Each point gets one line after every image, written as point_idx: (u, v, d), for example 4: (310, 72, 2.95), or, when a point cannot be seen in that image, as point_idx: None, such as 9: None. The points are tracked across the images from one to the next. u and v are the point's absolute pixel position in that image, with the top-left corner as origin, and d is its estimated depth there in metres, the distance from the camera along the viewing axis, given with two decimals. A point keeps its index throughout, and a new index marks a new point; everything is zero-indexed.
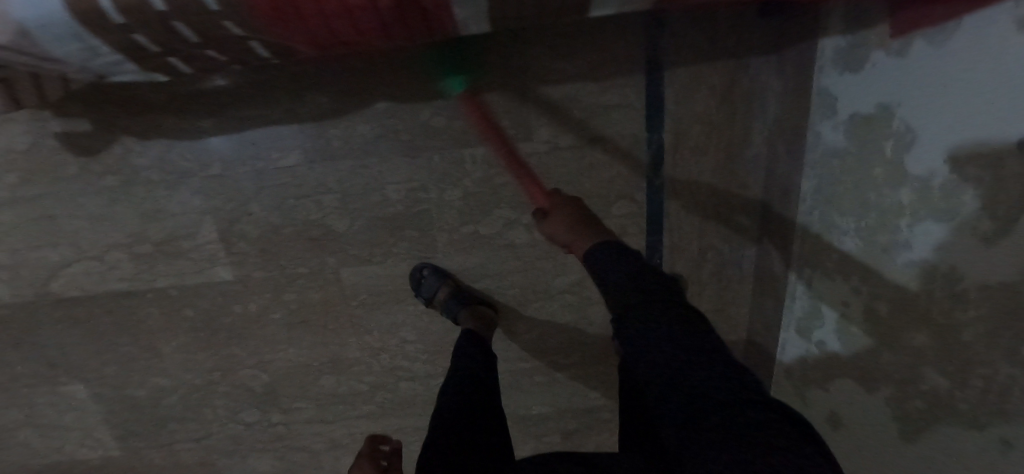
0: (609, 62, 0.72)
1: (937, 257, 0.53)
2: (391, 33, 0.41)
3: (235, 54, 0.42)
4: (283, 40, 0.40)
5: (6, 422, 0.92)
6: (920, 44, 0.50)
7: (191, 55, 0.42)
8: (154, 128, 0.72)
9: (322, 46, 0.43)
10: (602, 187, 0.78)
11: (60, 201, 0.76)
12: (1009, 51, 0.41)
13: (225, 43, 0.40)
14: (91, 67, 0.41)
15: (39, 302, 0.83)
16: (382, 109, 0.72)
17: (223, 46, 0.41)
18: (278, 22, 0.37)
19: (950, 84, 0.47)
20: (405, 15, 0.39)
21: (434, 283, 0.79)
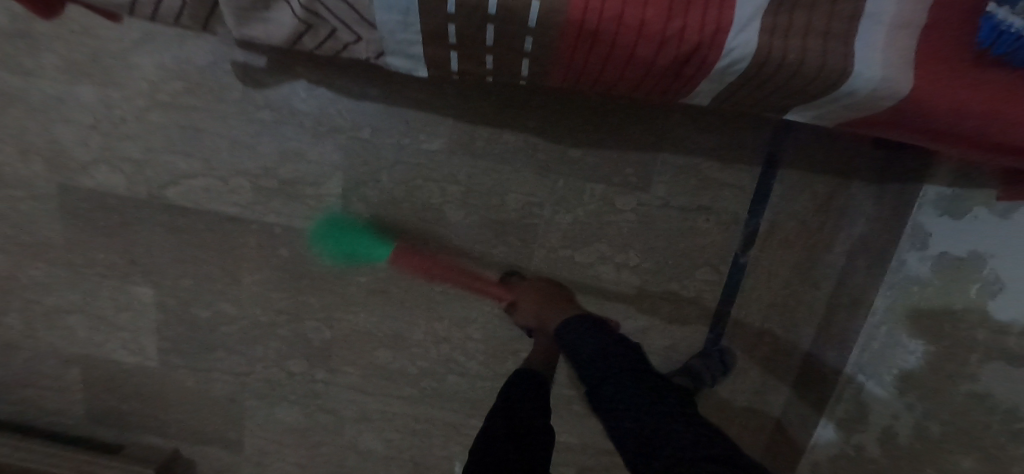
0: (736, 146, 0.80)
1: (1000, 395, 0.60)
2: (638, 81, 0.49)
3: (503, 57, 0.49)
4: (553, 58, 0.48)
5: (61, 304, 0.93)
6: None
7: (465, 52, 0.49)
8: (323, 81, 0.79)
9: (572, 72, 0.50)
10: (694, 251, 0.86)
11: (213, 118, 0.82)
12: None
13: (509, 47, 0.47)
14: (387, 41, 0.47)
15: (148, 201, 0.86)
16: (531, 126, 0.79)
17: (500, 52, 0.48)
18: (570, 44, 0.45)
19: None
20: (663, 74, 0.47)
21: (518, 290, 0.84)
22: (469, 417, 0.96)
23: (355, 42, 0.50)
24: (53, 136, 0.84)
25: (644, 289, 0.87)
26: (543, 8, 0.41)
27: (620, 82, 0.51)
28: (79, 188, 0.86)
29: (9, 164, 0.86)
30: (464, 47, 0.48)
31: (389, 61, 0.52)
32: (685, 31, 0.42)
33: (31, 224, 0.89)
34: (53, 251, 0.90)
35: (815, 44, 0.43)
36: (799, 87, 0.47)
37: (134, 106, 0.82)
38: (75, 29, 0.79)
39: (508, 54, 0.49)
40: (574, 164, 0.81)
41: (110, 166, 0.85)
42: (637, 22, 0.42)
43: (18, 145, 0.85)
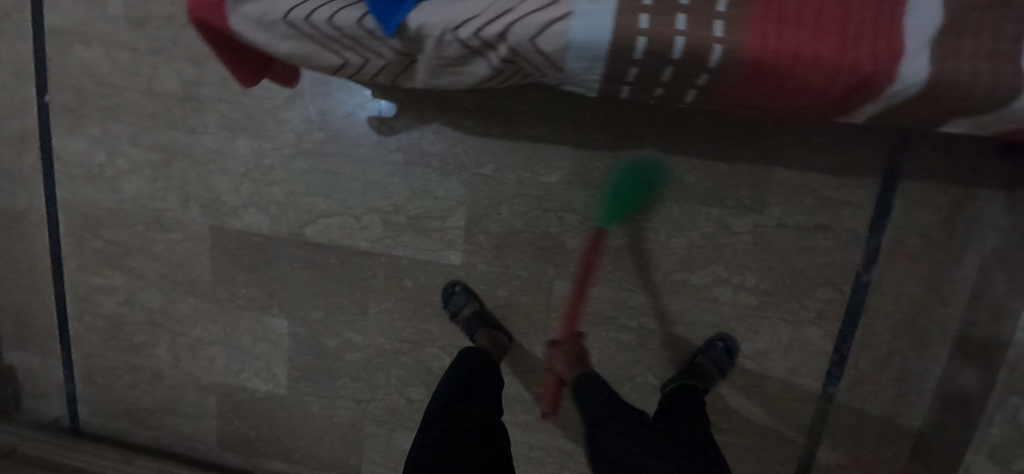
0: (852, 165, 0.81)
1: None
2: (801, 109, 0.55)
3: (673, 93, 0.56)
4: (723, 94, 0.54)
5: (205, 335, 1.01)
6: None
7: (637, 89, 0.56)
8: (451, 125, 0.86)
9: (737, 104, 0.57)
10: (814, 271, 0.85)
11: (350, 162, 0.91)
12: None
13: (680, 85, 0.54)
14: (573, 78, 0.54)
15: (289, 239, 0.95)
16: (646, 156, 0.84)
17: (671, 88, 0.54)
18: (743, 82, 0.51)
19: None
20: (827, 101, 0.52)
21: (462, 300, 0.90)
22: (583, 444, 0.96)
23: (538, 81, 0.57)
24: (210, 184, 0.95)
25: (762, 310, 0.87)
26: (725, 49, 0.47)
27: (779, 108, 0.56)
28: (229, 229, 0.96)
29: (170, 210, 0.97)
30: (643, 82, 0.54)
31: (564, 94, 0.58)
32: (859, 61, 0.46)
33: (185, 262, 0.99)
34: (202, 286, 0.99)
35: (968, 64, 0.47)
36: (964, 105, 0.50)
37: (281, 154, 0.92)
38: (235, 91, 0.91)
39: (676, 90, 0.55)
40: (689, 190, 0.84)
41: (257, 209, 0.95)
42: (811, 55, 0.47)
43: (180, 193, 0.96)
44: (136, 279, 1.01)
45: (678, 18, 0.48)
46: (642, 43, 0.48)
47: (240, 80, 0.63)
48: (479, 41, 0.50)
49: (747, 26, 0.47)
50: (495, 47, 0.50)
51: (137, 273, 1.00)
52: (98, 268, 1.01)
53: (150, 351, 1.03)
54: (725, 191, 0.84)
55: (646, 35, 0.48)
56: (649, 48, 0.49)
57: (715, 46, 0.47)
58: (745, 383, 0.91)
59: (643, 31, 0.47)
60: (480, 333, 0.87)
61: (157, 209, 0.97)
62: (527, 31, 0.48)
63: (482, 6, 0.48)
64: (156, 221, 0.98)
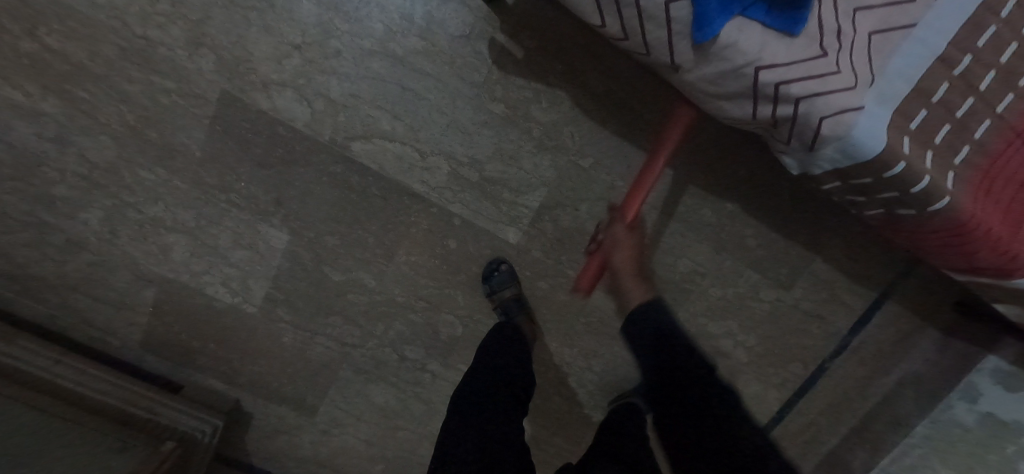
0: (866, 278, 0.95)
1: None
2: (934, 257, 0.63)
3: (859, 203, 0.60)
4: (898, 223, 0.60)
5: (167, 219, 0.79)
6: (983, 404, 0.91)
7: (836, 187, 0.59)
8: (570, 101, 0.78)
9: (889, 229, 0.63)
10: (798, 347, 0.99)
11: (439, 90, 0.76)
12: (981, 440, 0.91)
13: (876, 203, 0.58)
14: (804, 160, 0.53)
15: (327, 147, 0.77)
16: (728, 209, 0.86)
17: (869, 201, 0.58)
18: (929, 229, 0.57)
19: (982, 441, 0.91)
20: (964, 264, 0.61)
21: (506, 281, 0.84)
22: (554, 436, 1.01)
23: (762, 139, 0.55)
24: (242, 38, 0.71)
25: (747, 367, 1.00)
26: (951, 204, 0.52)
27: (917, 247, 0.64)
28: (249, 105, 0.74)
29: (168, 47, 0.71)
30: (850, 188, 0.56)
31: (779, 158, 0.56)
32: (1019, 255, 0.55)
33: (169, 123, 0.74)
34: (184, 160, 0.76)
35: None
36: None
37: (357, 43, 0.73)
38: None
39: (869, 203, 0.59)
40: (746, 252, 0.90)
41: (298, 95, 0.74)
42: (997, 237, 0.54)
43: (191, 30, 0.70)
44: (85, 117, 0.73)
45: (928, 156, 0.50)
46: (898, 168, 0.49)
47: None
48: (772, 91, 0.45)
49: (969, 188, 0.53)
50: (779, 104, 0.46)
51: (88, 109, 0.73)
52: (21, 81, 0.71)
53: (75, 213, 0.78)
54: (774, 264, 0.91)
55: (906, 162, 0.49)
56: (900, 173, 0.50)
57: (946, 197, 0.51)
58: None
59: (905, 156, 0.49)
60: (523, 320, 0.84)
61: (148, 38, 0.70)
62: (823, 109, 0.45)
63: (803, 58, 0.44)
64: (140, 52, 0.71)
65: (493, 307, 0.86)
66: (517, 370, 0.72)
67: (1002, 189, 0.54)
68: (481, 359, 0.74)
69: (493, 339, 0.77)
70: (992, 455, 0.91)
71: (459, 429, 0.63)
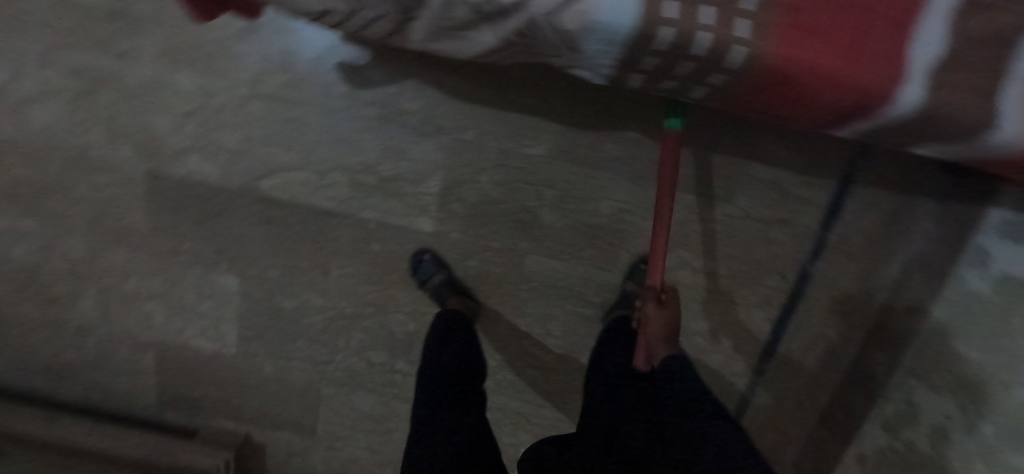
0: (818, 165, 0.86)
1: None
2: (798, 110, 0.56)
3: (679, 84, 0.54)
4: (731, 88, 0.53)
5: (141, 290, 0.92)
6: (995, 268, 0.78)
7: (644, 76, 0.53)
8: (433, 84, 0.80)
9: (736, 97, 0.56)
10: (767, 259, 0.92)
11: (315, 113, 0.82)
12: (998, 306, 0.76)
13: (690, 79, 0.52)
14: (586, 60, 0.50)
15: (242, 192, 0.86)
16: (631, 137, 0.83)
17: (684, 81, 0.53)
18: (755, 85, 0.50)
19: (1000, 308, 0.76)
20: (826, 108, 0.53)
21: (431, 268, 0.87)
22: (540, 407, 1.01)
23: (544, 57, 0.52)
24: (147, 122, 0.83)
25: (718, 293, 0.93)
26: (749, 54, 0.45)
27: (777, 106, 0.57)
28: (170, 175, 0.86)
29: (96, 148, 0.84)
30: (653, 73, 0.52)
31: (575, 70, 0.54)
32: (871, 83, 0.47)
33: (116, 209, 0.87)
34: (136, 238, 0.89)
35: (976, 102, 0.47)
36: (947, 127, 0.51)
37: (235, 95, 0.82)
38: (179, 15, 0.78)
39: (688, 83, 0.54)
40: (667, 175, 0.86)
41: (204, 155, 0.84)
42: (828, 73, 0.47)
43: (108, 128, 0.83)
44: (54, 224, 0.88)
45: (708, 10, 0.44)
46: (666, 35, 0.45)
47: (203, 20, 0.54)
48: (493, 9, 0.44)
49: (774, 29, 0.44)
50: (510, 17, 0.45)
51: (54, 217, 0.88)
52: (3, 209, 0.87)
53: (72, 304, 0.93)
54: (704, 178, 0.86)
55: (671, 26, 0.44)
56: (672, 40, 0.45)
57: (738, 49, 0.45)
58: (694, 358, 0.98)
59: (668, 21, 0.44)
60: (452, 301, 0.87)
61: (79, 145, 0.84)
62: (545, 7, 0.43)
63: None
64: (77, 159, 0.85)
65: (430, 296, 0.89)
66: (469, 355, 0.78)
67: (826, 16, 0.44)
68: (432, 349, 0.78)
69: (443, 327, 0.82)
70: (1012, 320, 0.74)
71: (429, 417, 0.66)
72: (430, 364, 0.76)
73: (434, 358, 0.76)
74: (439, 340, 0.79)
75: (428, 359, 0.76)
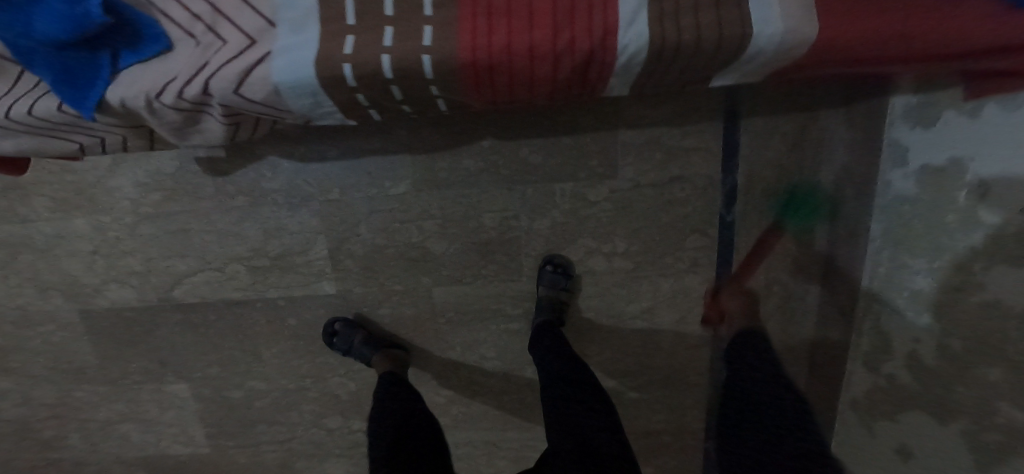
0: (693, 111, 0.79)
1: (996, 292, 0.59)
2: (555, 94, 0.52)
3: (419, 107, 0.52)
4: (466, 97, 0.50)
5: (112, 415, 1.00)
6: (915, 163, 0.68)
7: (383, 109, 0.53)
8: (284, 157, 0.82)
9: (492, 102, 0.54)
10: (679, 221, 0.85)
11: (194, 218, 0.87)
12: (927, 204, 0.67)
13: (420, 99, 0.50)
14: (311, 115, 0.50)
15: (161, 306, 0.92)
16: (487, 146, 0.81)
17: (414, 103, 0.51)
18: (473, 85, 0.48)
19: (930, 206, 0.66)
20: (569, 83, 0.49)
21: (349, 333, 0.87)
22: (506, 430, 0.99)
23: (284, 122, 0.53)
24: (64, 269, 0.91)
25: (640, 271, 0.88)
26: (435, 59, 0.44)
27: (536, 99, 0.53)
28: (98, 309, 0.93)
29: (32, 304, 0.93)
30: (381, 103, 0.51)
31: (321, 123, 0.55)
32: (573, 43, 0.44)
33: (67, 351, 0.96)
34: (92, 371, 0.97)
35: (708, 18, 0.44)
36: (700, 56, 0.47)
37: (124, 223, 0.88)
38: (54, 170, 0.85)
39: (424, 103, 0.52)
40: (538, 171, 0.82)
41: (119, 283, 0.91)
42: (526, 48, 0.44)
43: (36, 284, 0.92)
44: (25, 378, 0.98)
45: (386, 32, 0.44)
46: (348, 69, 0.45)
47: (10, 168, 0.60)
48: (188, 102, 0.47)
49: (457, 25, 0.44)
50: (210, 104, 0.47)
51: (23, 372, 0.97)
52: None
53: (63, 442, 1.02)
54: (577, 162, 0.82)
55: (349, 61, 0.44)
56: (358, 74, 0.45)
57: (422, 56, 0.44)
58: (642, 342, 0.92)
59: (347, 56, 0.44)
60: (377, 358, 0.85)
61: (19, 306, 0.93)
62: (227, 82, 0.45)
63: (177, 67, 0.45)
64: (22, 318, 0.94)
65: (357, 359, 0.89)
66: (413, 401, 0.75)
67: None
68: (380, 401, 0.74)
69: (387, 381, 0.79)
70: (946, 217, 0.64)
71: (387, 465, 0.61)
72: (379, 413, 0.72)
73: (383, 408, 0.72)
74: (388, 393, 0.76)
75: (378, 410, 0.73)
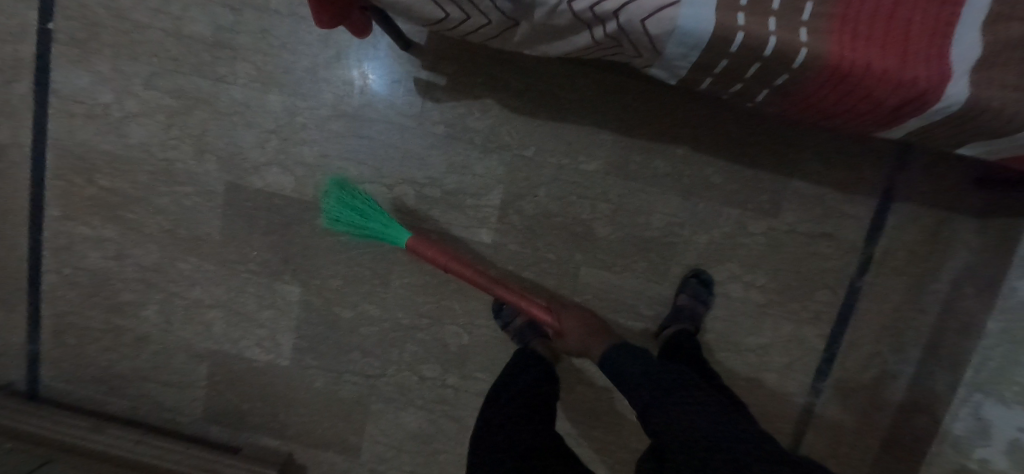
0: (858, 181, 0.90)
1: None
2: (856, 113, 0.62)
3: (747, 87, 0.62)
4: (791, 91, 0.60)
5: (204, 298, 0.95)
6: None
7: (719, 80, 0.62)
8: (498, 105, 0.88)
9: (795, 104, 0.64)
10: (816, 274, 0.94)
11: (388, 131, 0.89)
12: None
13: (758, 81, 0.60)
14: (669, 62, 0.58)
15: (313, 204, 0.92)
16: (679, 154, 0.89)
17: (749, 82, 0.60)
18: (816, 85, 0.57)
19: None
20: (882, 109, 0.59)
21: (515, 310, 0.91)
22: (592, 427, 1.00)
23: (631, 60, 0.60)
24: (233, 138, 0.90)
25: (768, 307, 0.95)
26: (810, 54, 0.51)
27: (837, 110, 0.63)
28: (247, 187, 0.92)
29: (182, 161, 0.91)
30: (725, 76, 0.60)
31: (650, 72, 0.61)
32: (918, 80, 0.53)
33: (192, 220, 0.93)
34: (209, 246, 0.93)
35: (1011, 96, 0.54)
36: (989, 123, 0.57)
37: (317, 115, 0.89)
38: (273, 44, 0.88)
39: (753, 84, 0.61)
40: (715, 190, 0.90)
41: (282, 168, 0.91)
42: (881, 69, 0.52)
43: (196, 144, 0.91)
44: (135, 233, 0.93)
45: (771, 21, 0.51)
46: (740, 39, 0.51)
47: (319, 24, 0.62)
48: (591, 15, 0.51)
49: (830, 36, 0.51)
50: (604, 23, 0.52)
51: (135, 225, 0.93)
52: (88, 217, 0.93)
53: (138, 312, 0.96)
54: (750, 193, 0.90)
55: (744, 31, 0.50)
56: (743, 43, 0.52)
57: (802, 49, 0.51)
58: (746, 375, 0.98)
59: (741, 27, 0.50)
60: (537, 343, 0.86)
61: (168, 159, 0.91)
62: (640, 13, 0.49)
63: None
64: (164, 171, 0.91)
65: (512, 338, 0.92)
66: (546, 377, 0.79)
67: (868, 25, 0.52)
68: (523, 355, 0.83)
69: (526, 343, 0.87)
70: None
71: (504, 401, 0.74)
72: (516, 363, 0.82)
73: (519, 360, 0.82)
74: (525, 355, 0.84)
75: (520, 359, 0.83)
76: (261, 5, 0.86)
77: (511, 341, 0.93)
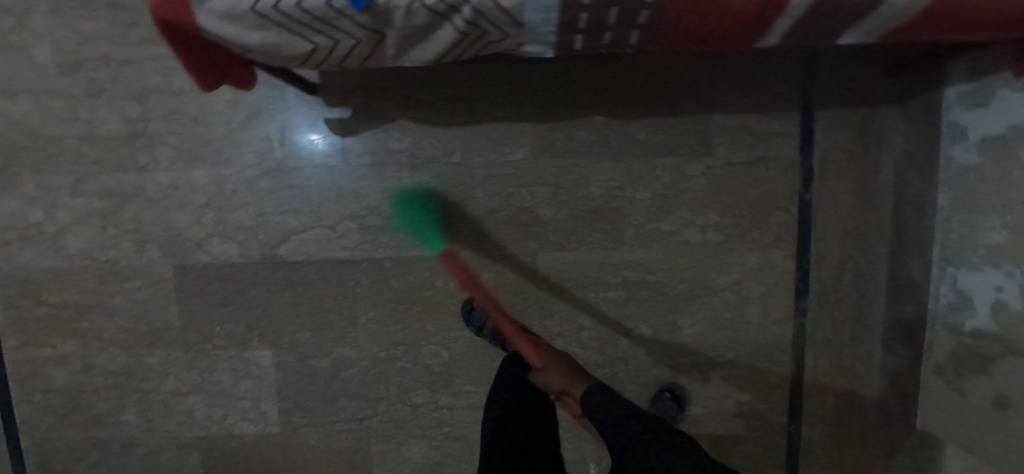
0: (776, 100, 0.92)
1: None
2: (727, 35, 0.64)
3: (619, 35, 0.63)
4: (659, 27, 0.61)
5: (179, 386, 0.94)
6: (973, 136, 0.78)
7: (590, 36, 0.63)
8: (413, 121, 0.90)
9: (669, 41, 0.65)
10: (764, 198, 0.94)
11: (316, 175, 0.91)
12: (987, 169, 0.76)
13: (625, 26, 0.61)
14: (534, 32, 0.59)
15: (262, 263, 0.92)
16: (599, 121, 0.91)
17: (617, 30, 0.62)
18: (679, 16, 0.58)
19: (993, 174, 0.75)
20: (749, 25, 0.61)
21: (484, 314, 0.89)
22: None
23: (501, 40, 0.62)
24: (168, 222, 0.91)
25: (729, 243, 0.95)
26: None
27: (709, 38, 0.64)
28: (194, 265, 0.92)
29: (125, 257, 0.91)
30: (593, 30, 0.61)
31: (524, 47, 0.63)
32: None
33: (149, 312, 0.92)
34: (171, 333, 0.93)
35: None
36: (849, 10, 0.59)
37: (243, 178, 0.90)
38: (185, 121, 0.89)
39: (621, 29, 0.62)
40: (642, 145, 0.92)
41: (223, 238, 0.91)
42: None
43: (134, 237, 0.91)
44: (95, 340, 0.93)
45: None
46: None
47: (201, 83, 0.63)
48: (444, 6, 0.53)
49: None
50: (460, 9, 0.54)
51: (94, 333, 0.93)
52: (44, 338, 0.93)
53: (117, 418, 0.95)
54: (676, 139, 0.92)
55: None
56: None
57: None
58: (730, 315, 0.97)
59: None
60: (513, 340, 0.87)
61: (111, 259, 0.91)
62: None
63: None
64: (110, 273, 0.92)
65: (489, 341, 0.91)
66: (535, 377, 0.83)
67: None
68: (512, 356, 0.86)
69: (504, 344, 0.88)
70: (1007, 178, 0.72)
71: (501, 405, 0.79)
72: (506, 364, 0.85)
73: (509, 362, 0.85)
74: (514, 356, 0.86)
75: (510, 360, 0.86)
76: (165, 88, 0.88)
77: (490, 344, 0.92)
